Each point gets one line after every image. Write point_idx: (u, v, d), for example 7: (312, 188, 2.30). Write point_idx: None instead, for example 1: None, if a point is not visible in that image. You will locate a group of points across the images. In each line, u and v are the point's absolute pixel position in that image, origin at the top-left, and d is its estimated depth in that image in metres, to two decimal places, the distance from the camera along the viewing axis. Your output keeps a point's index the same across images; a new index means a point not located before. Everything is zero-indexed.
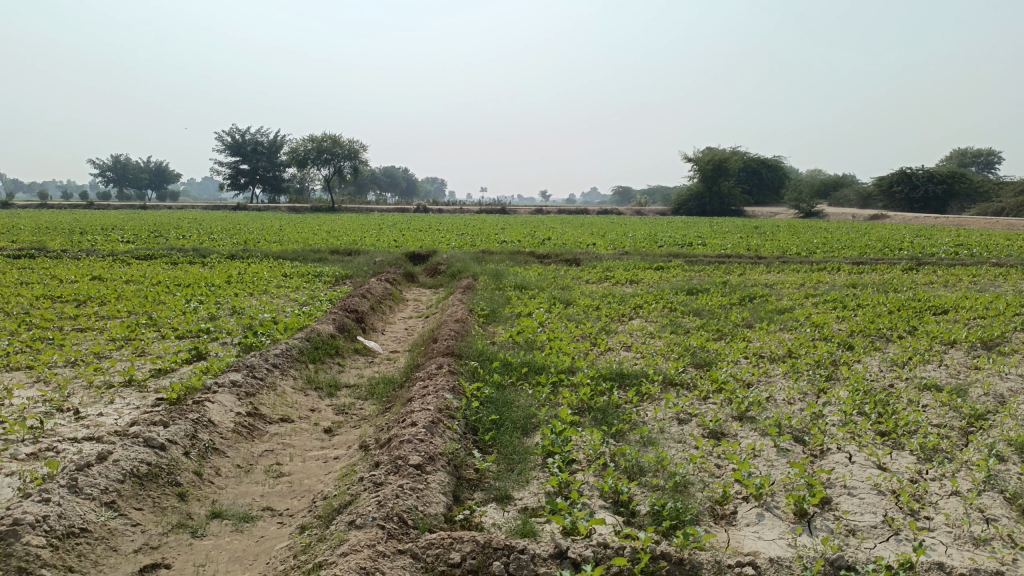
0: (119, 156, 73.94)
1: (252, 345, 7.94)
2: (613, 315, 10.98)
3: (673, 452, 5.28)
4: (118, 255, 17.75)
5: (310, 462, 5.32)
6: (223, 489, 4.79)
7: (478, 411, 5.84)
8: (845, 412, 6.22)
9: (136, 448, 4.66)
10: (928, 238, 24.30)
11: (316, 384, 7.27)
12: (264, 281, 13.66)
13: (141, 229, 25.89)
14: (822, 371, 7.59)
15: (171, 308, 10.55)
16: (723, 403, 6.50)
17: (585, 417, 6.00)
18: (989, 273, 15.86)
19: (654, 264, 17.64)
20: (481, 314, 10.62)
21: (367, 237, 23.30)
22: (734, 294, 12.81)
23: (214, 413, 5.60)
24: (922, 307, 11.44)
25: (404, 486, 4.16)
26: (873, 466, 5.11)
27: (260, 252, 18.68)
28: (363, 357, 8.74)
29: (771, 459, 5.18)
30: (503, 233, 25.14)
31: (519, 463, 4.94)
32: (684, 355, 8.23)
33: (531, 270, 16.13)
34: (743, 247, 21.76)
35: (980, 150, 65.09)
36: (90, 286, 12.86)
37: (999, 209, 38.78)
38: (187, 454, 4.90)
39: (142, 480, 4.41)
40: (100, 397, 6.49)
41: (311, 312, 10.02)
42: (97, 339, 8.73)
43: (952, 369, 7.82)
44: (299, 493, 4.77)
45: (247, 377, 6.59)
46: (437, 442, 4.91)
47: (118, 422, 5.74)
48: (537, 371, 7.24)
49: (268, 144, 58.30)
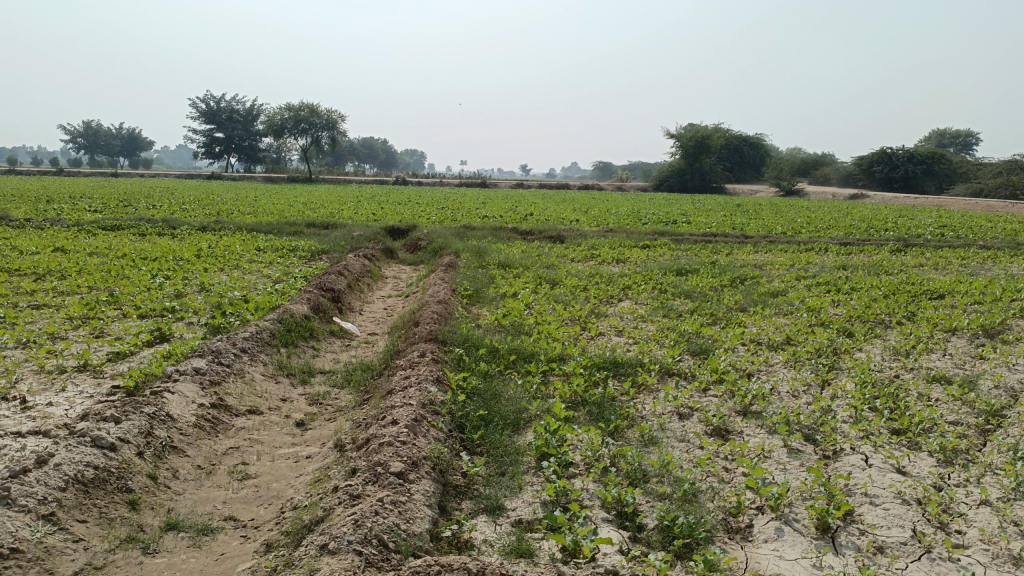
0: (89, 122, 71.80)
1: (220, 326, 7.38)
2: (601, 297, 10.53)
3: (678, 454, 4.87)
4: (85, 226, 16.96)
5: (279, 462, 4.84)
6: (180, 495, 4.29)
7: (465, 405, 5.35)
8: (855, 408, 5.81)
9: (82, 450, 4.14)
10: (911, 219, 24.06)
11: (288, 371, 6.76)
12: (236, 255, 13.06)
13: (111, 198, 24.85)
14: (825, 360, 7.20)
15: (136, 284, 9.92)
16: (726, 397, 6.08)
17: (579, 412, 5.57)
18: (978, 256, 15.57)
19: (640, 242, 17.19)
20: (465, 295, 10.12)
21: (345, 210, 22.57)
22: (724, 275, 12.40)
23: (175, 406, 5.08)
24: (917, 291, 11.09)
25: (385, 500, 3.69)
26: (892, 470, 4.74)
27: (233, 223, 18.02)
28: (340, 340, 8.23)
29: (783, 462, 4.78)
30: (484, 208, 24.54)
31: (510, 467, 4.51)
32: (679, 342, 7.79)
33: (515, 247, 15.60)
34: (728, 225, 21.39)
35: (957, 131, 65.33)
36: (51, 258, 12.14)
37: (979, 189, 38.70)
38: (141, 455, 4.40)
39: (87, 487, 3.90)
40: (51, 384, 5.95)
41: (284, 290, 9.47)
42: (53, 318, 8.11)
43: (957, 360, 7.45)
44: (267, 500, 4.29)
45: (212, 363, 6.05)
46: (421, 444, 4.43)
47: (68, 413, 5.21)
48: (526, 358, 6.80)
49: (245, 112, 56.95)
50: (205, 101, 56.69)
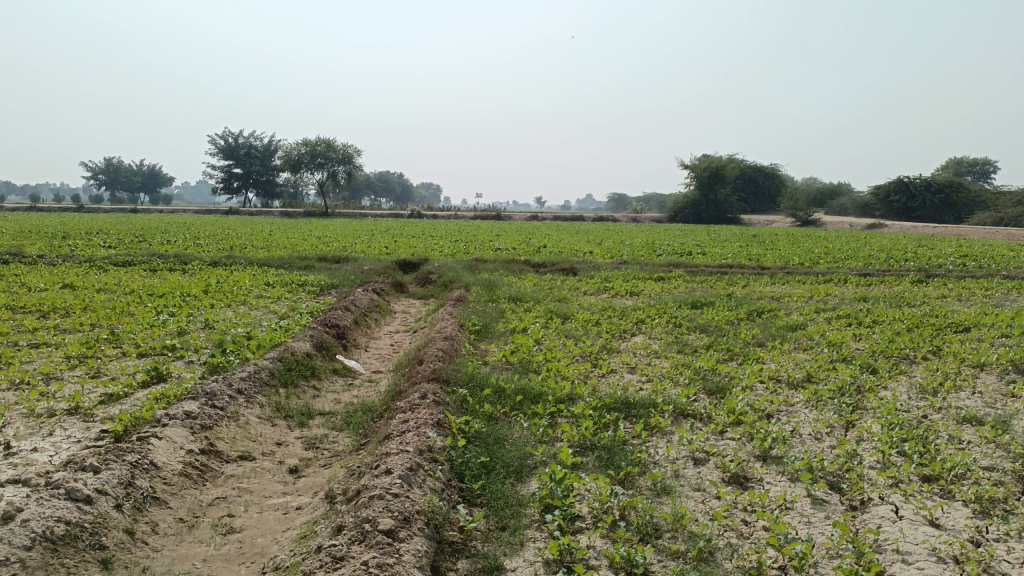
0: (112, 158, 72.81)
1: (218, 365, 7.16)
2: (614, 332, 10.22)
3: (694, 505, 4.54)
4: (96, 262, 16.92)
5: (267, 514, 4.57)
6: (158, 552, 4.01)
7: (466, 452, 5.06)
8: (882, 452, 5.45)
9: (53, 503, 3.87)
10: (931, 248, 23.62)
11: (285, 413, 6.50)
12: (244, 290, 12.90)
13: (127, 234, 25.05)
14: (849, 399, 6.83)
15: (139, 321, 9.74)
16: (744, 441, 5.75)
17: (588, 457, 5.25)
18: (1002, 287, 15.16)
19: (654, 274, 16.90)
20: (473, 330, 9.86)
21: (358, 243, 22.50)
22: (741, 308, 12.08)
23: (160, 453, 4.83)
24: (942, 324, 10.70)
25: (370, 563, 3.41)
26: (924, 522, 4.39)
27: (245, 258, 17.93)
28: (342, 379, 7.97)
29: (807, 514, 4.44)
30: (497, 241, 24.42)
31: (511, 520, 4.21)
32: (694, 380, 7.46)
33: (527, 280, 15.39)
34: (745, 256, 21.07)
35: (976, 159, 64.73)
36: (58, 295, 12.02)
37: (999, 219, 38.16)
38: (119, 508, 4.14)
39: (56, 545, 3.63)
40: (38, 428, 5.71)
41: (288, 326, 9.25)
42: (51, 357, 7.92)
43: (988, 398, 7.06)
44: (249, 558, 4.01)
45: (204, 406, 5.80)
46: (415, 496, 4.15)
47: (52, 460, 4.97)
48: (533, 399, 6.50)
49: (263, 148, 57.58)
50: (223, 138, 57.48)
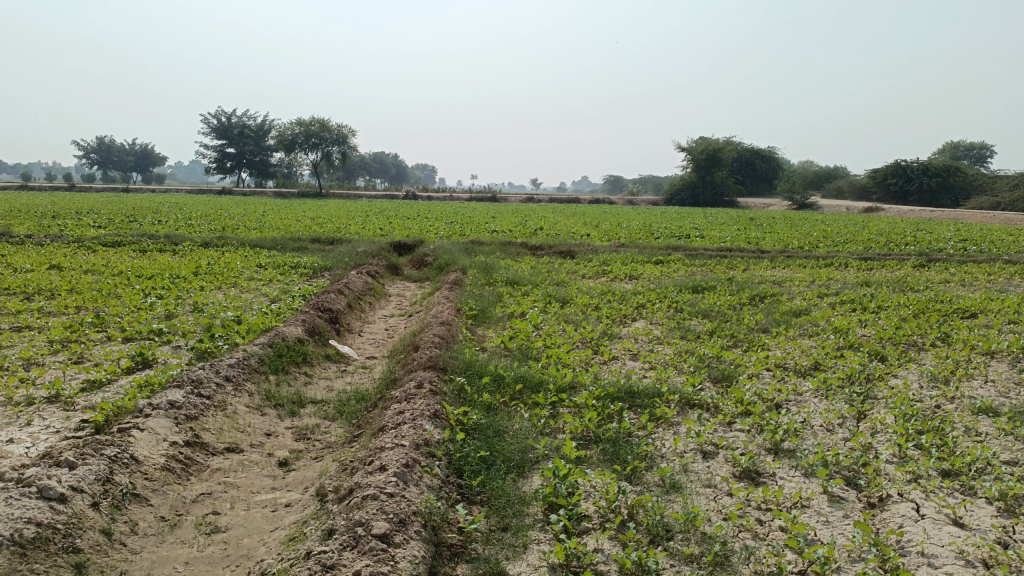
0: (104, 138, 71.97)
1: (206, 352, 6.89)
2: (614, 317, 9.97)
3: (705, 503, 4.31)
4: (85, 242, 16.53)
5: (254, 512, 4.32)
6: (137, 554, 3.76)
7: (464, 445, 4.81)
8: (899, 446, 5.22)
9: (24, 503, 3.61)
10: (930, 232, 23.39)
11: (275, 402, 6.24)
12: (235, 273, 12.58)
13: (117, 213, 24.68)
14: (860, 389, 6.60)
15: (125, 304, 9.43)
16: (754, 432, 5.51)
17: (592, 451, 5.02)
18: (1004, 272, 14.94)
19: (653, 257, 16.64)
20: (470, 314, 9.60)
21: (352, 225, 22.16)
22: (743, 292, 11.83)
23: (142, 446, 4.56)
24: (948, 310, 10.47)
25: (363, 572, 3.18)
26: (947, 521, 4.17)
27: (236, 239, 17.56)
28: (335, 365, 7.72)
29: (825, 513, 4.21)
30: (493, 223, 24.14)
31: (513, 521, 3.98)
32: (699, 367, 7.22)
33: (524, 263, 15.11)
34: (743, 239, 20.83)
35: (972, 144, 64.47)
36: (44, 276, 11.68)
37: (996, 203, 37.98)
38: (96, 506, 3.89)
39: (24, 550, 3.36)
40: (16, 417, 5.43)
41: (279, 310, 8.96)
42: (32, 341, 7.62)
43: (1001, 387, 6.84)
44: (234, 561, 3.76)
45: (190, 395, 5.53)
46: (411, 495, 3.91)
47: (28, 452, 4.70)
48: (533, 388, 6.25)
49: (256, 128, 56.90)
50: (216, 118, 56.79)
